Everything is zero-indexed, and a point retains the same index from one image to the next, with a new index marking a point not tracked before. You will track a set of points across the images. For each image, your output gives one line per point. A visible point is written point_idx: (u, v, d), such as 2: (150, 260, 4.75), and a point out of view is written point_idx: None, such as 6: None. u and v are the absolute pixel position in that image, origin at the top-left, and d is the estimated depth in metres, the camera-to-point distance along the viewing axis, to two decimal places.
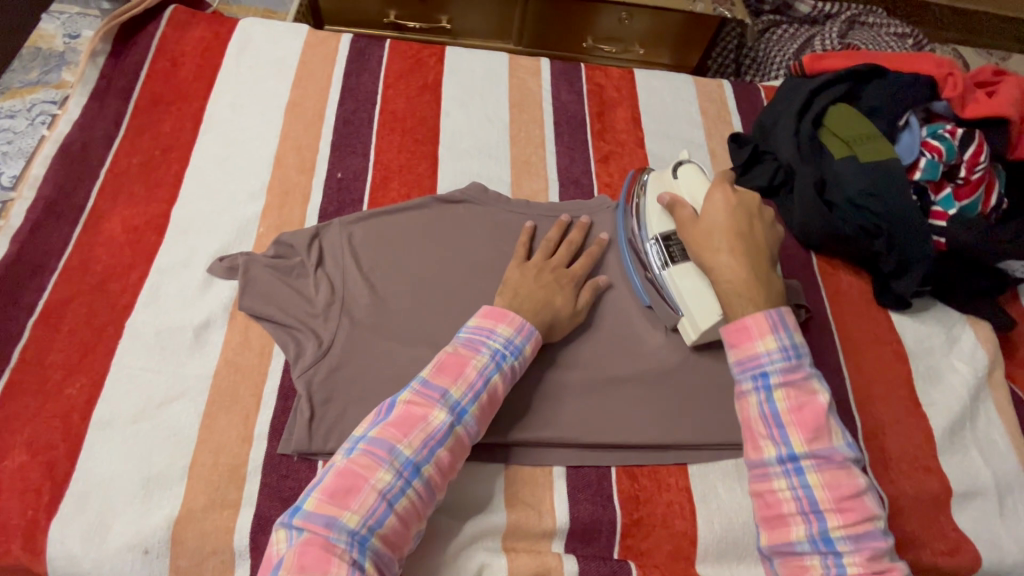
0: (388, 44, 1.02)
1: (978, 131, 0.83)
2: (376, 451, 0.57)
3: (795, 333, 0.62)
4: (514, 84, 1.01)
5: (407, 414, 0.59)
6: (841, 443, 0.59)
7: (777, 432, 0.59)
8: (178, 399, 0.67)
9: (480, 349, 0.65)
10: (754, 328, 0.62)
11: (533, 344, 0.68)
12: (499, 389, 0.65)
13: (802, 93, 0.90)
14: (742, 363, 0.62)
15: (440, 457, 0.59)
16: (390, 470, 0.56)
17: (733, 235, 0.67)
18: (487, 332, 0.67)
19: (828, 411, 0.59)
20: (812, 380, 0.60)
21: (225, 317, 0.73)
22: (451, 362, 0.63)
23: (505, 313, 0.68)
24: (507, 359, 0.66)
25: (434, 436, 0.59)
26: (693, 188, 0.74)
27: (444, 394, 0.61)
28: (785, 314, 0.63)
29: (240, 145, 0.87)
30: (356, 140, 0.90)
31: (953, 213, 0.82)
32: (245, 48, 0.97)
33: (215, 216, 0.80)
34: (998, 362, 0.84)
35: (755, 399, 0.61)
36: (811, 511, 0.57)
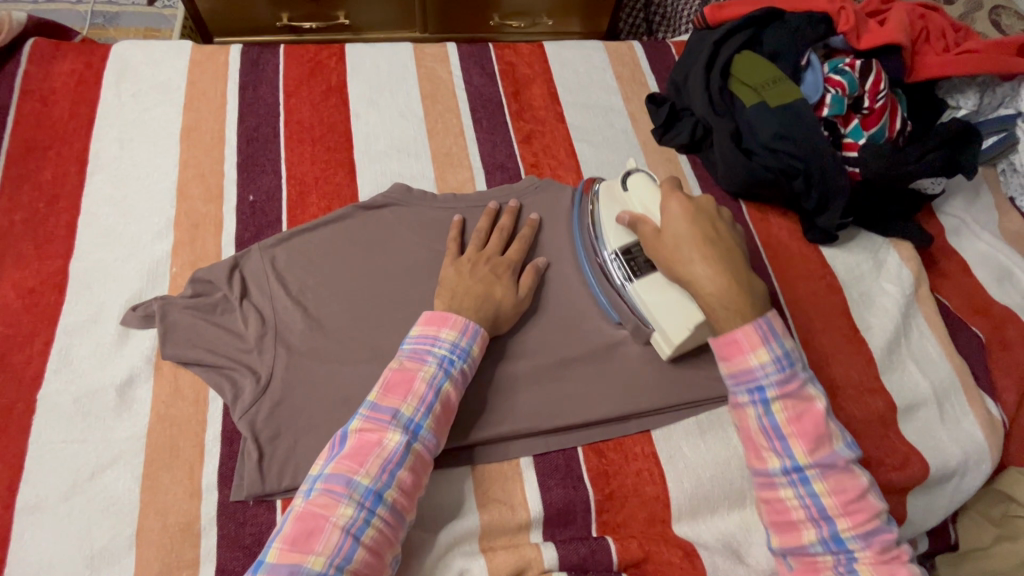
0: (282, 51, 0.96)
1: (875, 60, 0.86)
2: (335, 488, 0.55)
3: (786, 341, 0.62)
4: (423, 74, 0.97)
5: (361, 442, 0.58)
6: (839, 444, 0.61)
7: (780, 444, 0.61)
8: (111, 466, 0.63)
9: (426, 358, 0.64)
10: (746, 342, 0.62)
11: (480, 343, 0.67)
12: (452, 396, 0.63)
13: (707, 45, 0.90)
14: (736, 377, 0.62)
15: (402, 479, 0.58)
16: (350, 504, 0.55)
17: (700, 241, 0.67)
18: (432, 339, 0.65)
19: (826, 418, 0.61)
20: (806, 387, 0.62)
21: (149, 369, 0.68)
22: (398, 379, 0.62)
23: (446, 316, 0.66)
24: (455, 363, 0.64)
25: (392, 458, 0.57)
26: (647, 199, 0.75)
27: (395, 414, 0.60)
28: (773, 321, 0.63)
29: (136, 182, 0.80)
30: (264, 158, 0.85)
31: (863, 143, 0.85)
32: (124, 75, 0.89)
33: (120, 262, 0.74)
34: (922, 276, 0.89)
35: (754, 413, 0.62)
36: (820, 517, 0.59)
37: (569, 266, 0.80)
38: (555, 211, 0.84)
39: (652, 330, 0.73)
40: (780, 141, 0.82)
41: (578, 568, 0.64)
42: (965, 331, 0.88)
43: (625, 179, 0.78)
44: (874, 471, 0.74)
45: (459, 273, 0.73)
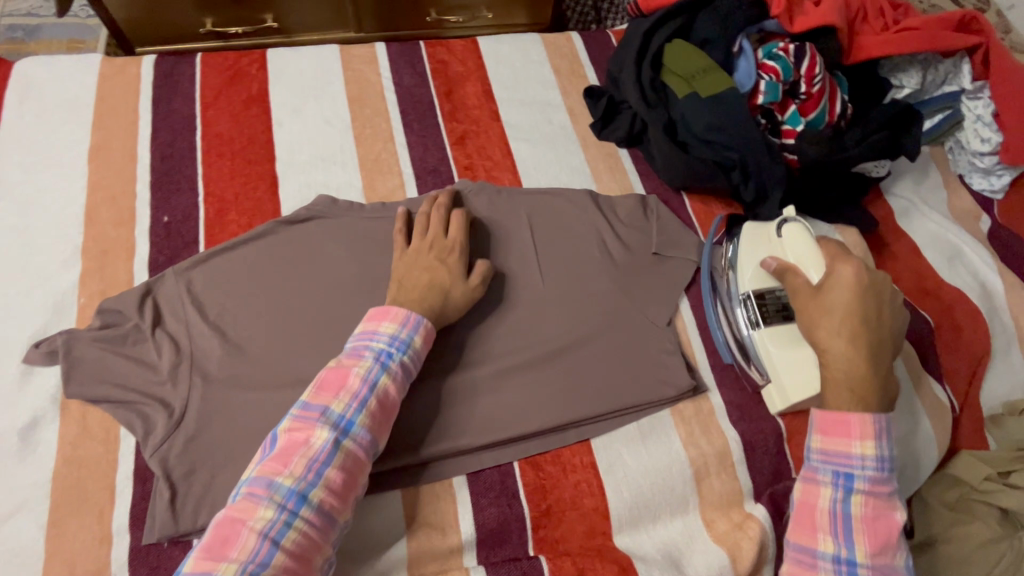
0: (199, 60, 0.91)
1: (809, 43, 0.83)
2: (256, 491, 0.52)
3: (893, 447, 0.61)
4: (350, 77, 0.93)
5: (288, 442, 0.55)
6: (903, 565, 0.58)
7: (842, 534, 0.58)
8: (14, 514, 0.59)
9: (363, 354, 0.61)
10: (856, 426, 0.60)
11: (422, 336, 0.64)
12: (390, 392, 0.61)
13: (639, 35, 0.87)
14: (828, 453, 0.61)
15: (329, 478, 0.55)
16: (271, 506, 0.52)
17: (858, 322, 0.63)
18: (371, 333, 0.63)
19: (900, 531, 0.58)
20: (894, 500, 0.60)
21: (55, 409, 0.64)
22: (333, 376, 0.59)
23: (387, 309, 0.64)
24: (393, 356, 0.62)
25: (319, 457, 0.55)
26: (799, 248, 0.71)
27: (325, 412, 0.57)
28: (890, 422, 0.61)
29: (42, 208, 0.76)
30: (179, 175, 0.81)
31: (800, 130, 0.83)
32: (28, 93, 0.84)
33: (24, 296, 0.70)
34: (869, 262, 0.86)
35: (828, 493, 0.60)
36: None
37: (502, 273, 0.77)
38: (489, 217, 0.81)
39: (765, 380, 0.73)
40: (714, 133, 0.80)
41: None
42: (915, 315, 0.86)
43: (778, 224, 0.75)
44: None
45: (406, 263, 0.70)
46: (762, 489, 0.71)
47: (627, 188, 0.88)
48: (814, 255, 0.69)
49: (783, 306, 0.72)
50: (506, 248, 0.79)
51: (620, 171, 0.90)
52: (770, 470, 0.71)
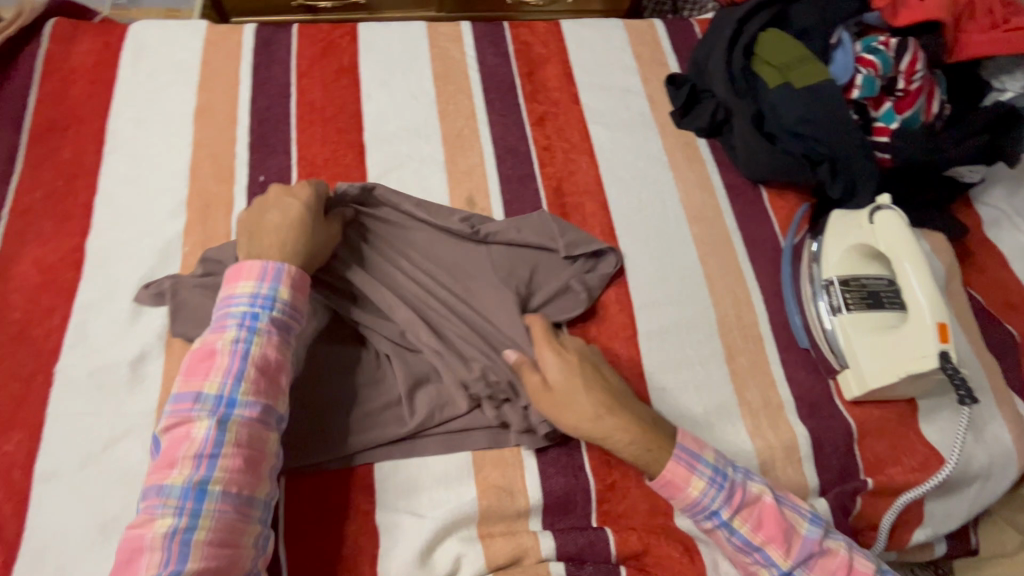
0: (295, 30, 0.95)
1: (912, 38, 0.81)
2: (151, 502, 0.51)
3: (709, 457, 0.62)
4: (436, 54, 0.96)
5: (169, 442, 0.53)
6: (806, 527, 0.62)
7: (760, 555, 0.61)
8: (123, 438, 0.64)
9: (225, 325, 0.58)
10: (677, 477, 0.61)
11: (288, 284, 0.61)
12: (268, 350, 0.58)
13: (731, 22, 0.87)
14: (688, 509, 0.62)
15: (226, 461, 0.52)
16: (168, 511, 0.50)
17: (600, 391, 0.63)
18: (229, 300, 0.59)
19: (780, 512, 0.61)
20: (750, 485, 0.62)
21: (160, 347, 0.69)
22: (199, 358, 0.56)
23: (240, 269, 0.61)
24: (260, 316, 0.58)
25: (204, 448, 0.52)
26: (892, 238, 0.71)
27: (197, 398, 0.54)
28: (686, 442, 0.63)
29: (152, 161, 0.81)
30: (275, 139, 0.85)
31: (894, 127, 0.80)
32: (141, 54, 0.90)
33: (135, 241, 0.76)
34: (955, 269, 0.82)
35: (722, 534, 0.62)
36: None
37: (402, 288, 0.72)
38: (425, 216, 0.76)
39: (843, 366, 0.73)
40: (805, 125, 0.79)
41: (575, 558, 0.64)
42: (998, 329, 0.83)
43: (870, 212, 0.74)
44: (889, 471, 0.71)
45: (252, 217, 0.67)
46: (830, 487, 0.70)
47: (703, 178, 0.87)
48: (907, 246, 0.70)
49: (866, 294, 0.74)
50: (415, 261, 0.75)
51: (698, 161, 0.89)
52: (837, 469, 0.71)
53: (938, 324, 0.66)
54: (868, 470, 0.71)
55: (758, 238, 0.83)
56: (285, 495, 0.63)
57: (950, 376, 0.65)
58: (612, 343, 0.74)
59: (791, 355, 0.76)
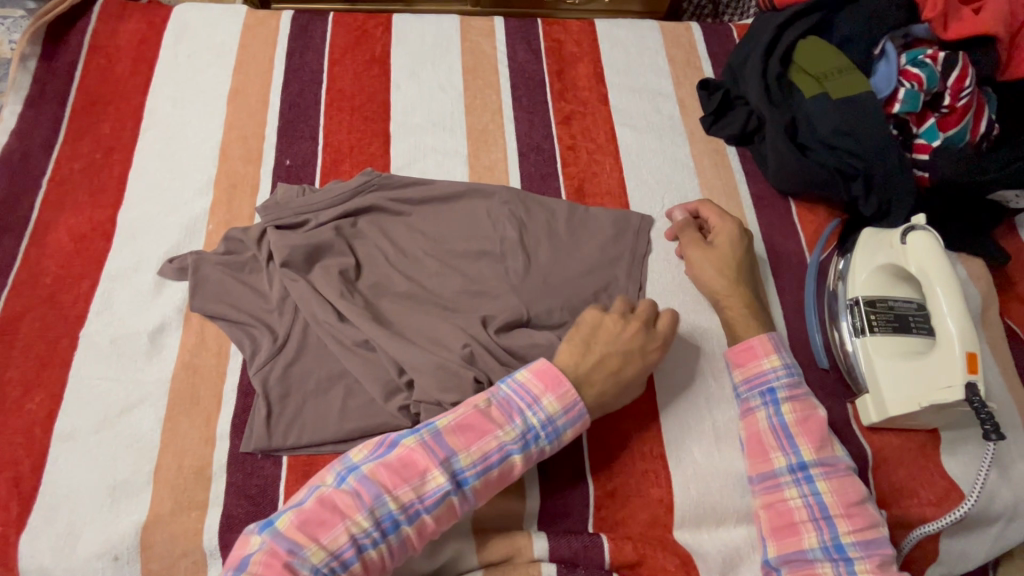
0: (331, 18, 0.96)
1: (963, 53, 0.77)
2: (363, 494, 0.51)
3: (794, 357, 0.68)
4: (467, 48, 0.96)
5: (409, 461, 0.53)
6: (842, 453, 0.64)
7: (787, 443, 0.63)
8: (138, 405, 0.66)
9: (514, 417, 0.56)
10: (759, 348, 0.67)
11: (575, 429, 0.58)
12: (517, 469, 0.56)
13: (770, 27, 0.84)
14: (750, 380, 0.66)
15: (424, 523, 0.53)
16: (368, 518, 0.51)
17: (739, 263, 0.73)
18: (530, 400, 0.57)
19: (828, 424, 0.64)
20: (812, 398, 0.66)
21: (179, 319, 0.72)
22: (473, 423, 0.55)
23: (560, 381, 0.58)
24: (540, 441, 0.57)
25: (425, 499, 0.52)
26: (923, 261, 0.68)
27: (451, 456, 0.54)
28: (780, 336, 0.69)
29: (186, 140, 0.84)
30: (303, 124, 0.86)
31: (936, 145, 0.77)
32: (182, 35, 0.92)
33: (163, 216, 0.78)
34: (991, 298, 0.77)
35: (764, 413, 0.65)
36: (821, 518, 0.60)
37: (372, 282, 0.73)
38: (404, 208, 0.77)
39: (861, 391, 0.70)
40: (841, 138, 0.77)
41: (568, 561, 0.63)
42: None
43: (902, 231, 0.71)
44: (904, 503, 0.68)
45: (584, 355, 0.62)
46: None
47: (731, 187, 0.85)
48: (939, 270, 0.67)
49: (893, 317, 0.71)
50: (417, 244, 0.75)
51: (725, 169, 0.87)
52: None
53: (966, 355, 0.63)
54: (883, 502, 0.68)
55: (782, 252, 0.81)
56: (288, 473, 0.64)
57: (976, 410, 0.62)
58: None
59: (808, 374, 0.74)
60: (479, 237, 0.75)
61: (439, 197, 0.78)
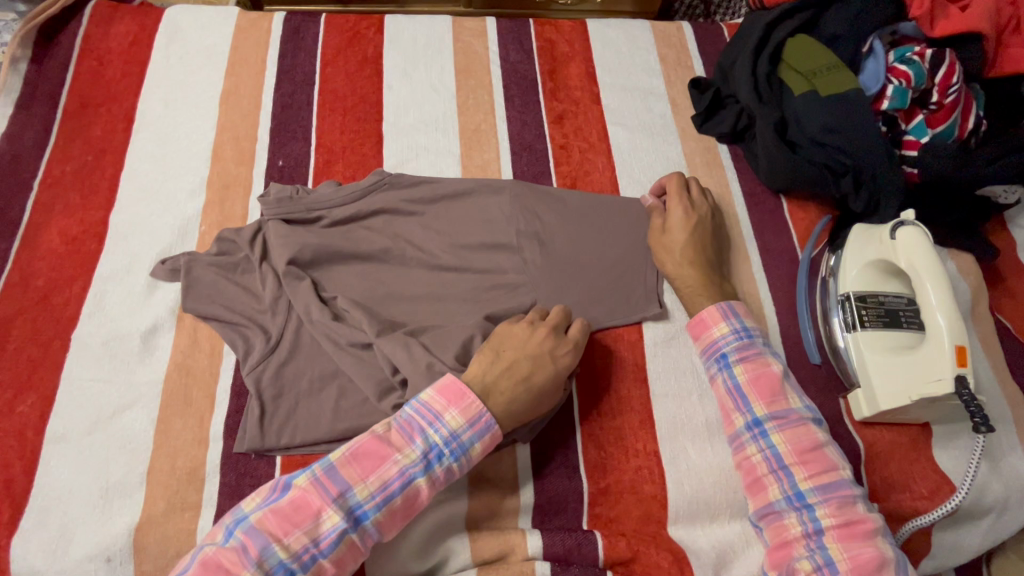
0: (323, 19, 0.96)
1: (949, 50, 0.77)
2: (249, 547, 0.50)
3: (747, 320, 0.68)
4: (459, 48, 0.96)
5: (301, 503, 0.52)
6: (798, 404, 0.64)
7: (741, 402, 0.64)
8: (131, 407, 0.66)
9: (414, 439, 0.56)
10: (708, 318, 0.68)
11: (483, 444, 0.58)
12: (422, 493, 0.55)
13: (759, 26, 0.85)
14: (704, 350, 0.68)
15: (322, 567, 0.52)
16: (257, 573, 0.49)
17: (691, 244, 0.73)
18: (431, 418, 0.57)
19: (781, 378, 0.64)
20: (766, 355, 0.66)
21: (172, 320, 0.71)
22: (369, 452, 0.55)
23: (461, 394, 0.58)
24: (443, 459, 0.56)
25: (320, 541, 0.51)
26: (912, 255, 0.69)
27: (346, 491, 0.53)
28: (735, 304, 0.69)
29: (178, 142, 0.84)
30: (295, 124, 0.86)
31: (925, 141, 0.78)
32: (174, 37, 0.92)
33: (155, 218, 0.78)
34: (982, 293, 0.78)
35: (721, 378, 0.66)
36: (779, 468, 0.61)
37: (367, 283, 0.73)
38: (410, 210, 0.77)
39: (854, 386, 0.71)
40: (830, 135, 0.77)
41: (562, 559, 0.63)
42: None
43: (891, 227, 0.72)
44: (897, 497, 0.68)
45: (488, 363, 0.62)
46: None
47: (723, 186, 0.86)
48: (928, 263, 0.67)
49: (883, 312, 0.71)
50: (430, 242, 0.75)
51: (717, 167, 0.87)
52: None
53: (955, 348, 0.63)
54: (876, 496, 0.68)
55: (773, 249, 0.81)
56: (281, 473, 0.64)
57: (965, 403, 0.62)
58: (617, 346, 0.72)
59: (800, 370, 0.74)
60: (489, 233, 0.75)
61: (447, 195, 0.78)
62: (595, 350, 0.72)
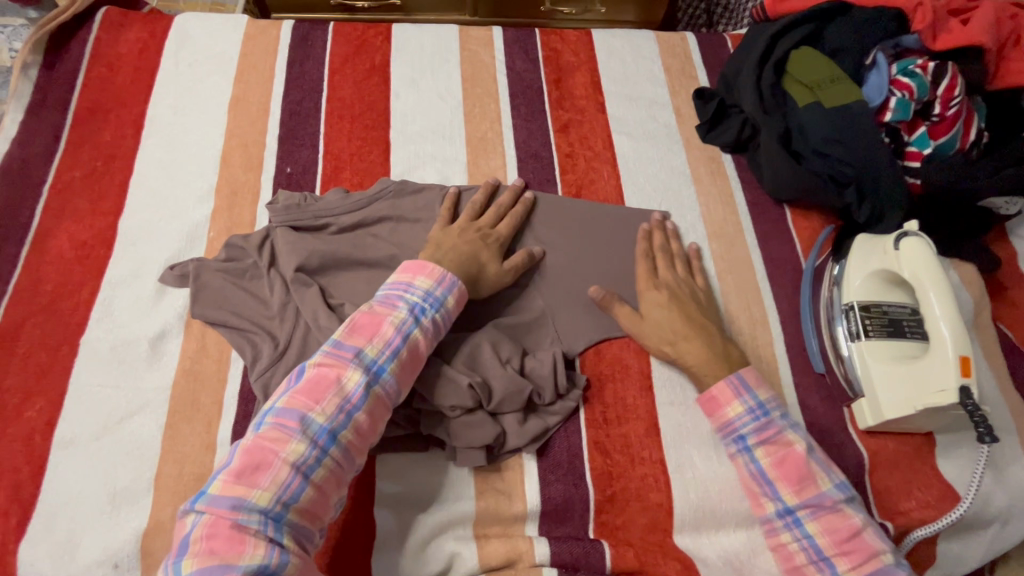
0: (331, 27, 0.97)
1: (951, 63, 0.79)
2: (287, 422, 0.53)
3: (760, 393, 0.65)
4: (466, 57, 0.97)
5: (318, 376, 0.56)
6: (828, 485, 0.61)
7: (768, 487, 0.62)
8: (139, 412, 0.66)
9: (397, 304, 0.62)
10: (721, 397, 0.65)
11: (456, 297, 0.65)
12: (421, 345, 0.61)
13: (763, 38, 0.86)
14: (720, 430, 0.65)
15: (358, 422, 0.56)
16: (303, 441, 0.53)
17: (675, 316, 0.70)
18: (404, 286, 0.63)
19: (807, 460, 0.61)
20: (788, 432, 0.63)
21: (181, 326, 0.72)
22: (365, 322, 0.60)
23: (423, 264, 0.65)
24: (427, 312, 0.62)
25: (350, 399, 0.55)
26: (917, 266, 0.69)
27: (358, 354, 0.57)
28: (745, 375, 0.66)
29: (187, 148, 0.84)
30: (303, 131, 0.87)
31: (927, 152, 0.78)
32: (183, 44, 0.93)
33: (164, 223, 0.78)
34: (984, 303, 0.78)
35: (743, 460, 0.64)
36: (819, 559, 0.60)
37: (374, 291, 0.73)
38: (416, 218, 0.78)
39: (857, 395, 0.71)
40: (831, 145, 0.78)
41: (569, 566, 0.64)
42: None
43: (896, 237, 0.72)
44: (901, 507, 0.68)
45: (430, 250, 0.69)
46: None
47: (727, 195, 0.86)
48: (931, 275, 0.68)
49: (887, 322, 0.72)
50: None
51: (721, 177, 0.88)
52: None
53: (959, 359, 0.64)
54: (880, 505, 0.68)
55: (777, 258, 0.82)
56: None
57: (970, 413, 0.63)
58: (622, 353, 0.73)
59: (805, 378, 0.74)
60: None
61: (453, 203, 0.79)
62: (601, 358, 0.73)
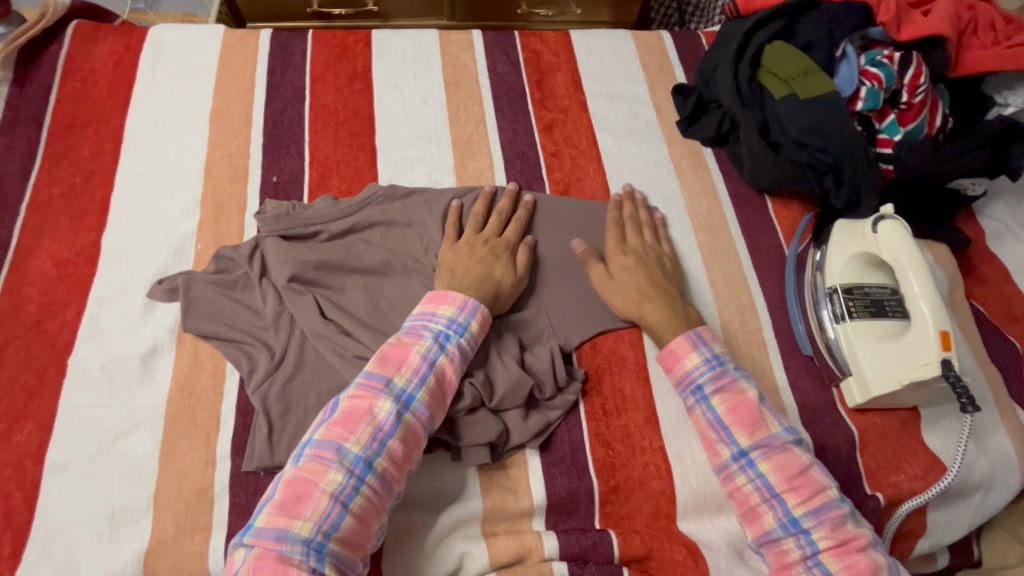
0: (311, 35, 0.97)
1: (915, 53, 0.82)
2: (325, 454, 0.55)
3: (715, 346, 0.69)
4: (447, 61, 0.97)
5: (352, 408, 0.57)
6: (777, 428, 0.64)
7: (724, 433, 0.64)
8: (134, 431, 0.65)
9: (422, 334, 0.63)
10: (680, 350, 0.68)
11: (478, 321, 0.66)
12: (448, 371, 0.62)
13: (737, 34, 0.89)
14: (677, 382, 0.68)
15: (392, 449, 0.57)
16: (340, 471, 0.55)
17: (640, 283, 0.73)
18: (429, 316, 0.65)
19: (759, 405, 0.64)
20: (741, 382, 0.66)
21: (172, 341, 0.71)
22: (393, 353, 0.62)
23: (445, 293, 0.66)
24: (451, 338, 0.64)
25: (382, 427, 0.57)
26: (894, 248, 0.72)
27: (388, 383, 0.59)
28: (703, 331, 0.69)
29: (168, 161, 0.83)
30: (288, 140, 0.86)
31: (898, 138, 0.82)
32: (159, 56, 0.92)
33: (149, 238, 0.77)
34: (957, 281, 0.82)
35: (701, 410, 0.66)
36: (771, 497, 0.62)
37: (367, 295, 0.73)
38: (406, 220, 0.78)
39: (845, 374, 0.73)
40: (809, 135, 0.81)
41: (578, 558, 0.65)
42: (1002, 339, 0.82)
43: (874, 221, 0.75)
44: (893, 481, 0.71)
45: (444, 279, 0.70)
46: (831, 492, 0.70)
47: (710, 187, 0.89)
48: (907, 256, 0.71)
49: (869, 302, 0.75)
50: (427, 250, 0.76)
51: (703, 170, 0.90)
52: (841, 478, 0.71)
53: (939, 334, 0.67)
54: (873, 479, 0.71)
55: (762, 246, 0.84)
56: None
57: (952, 384, 0.65)
58: (618, 346, 0.74)
59: (794, 361, 0.76)
60: None
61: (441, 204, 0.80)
62: (597, 351, 0.74)
